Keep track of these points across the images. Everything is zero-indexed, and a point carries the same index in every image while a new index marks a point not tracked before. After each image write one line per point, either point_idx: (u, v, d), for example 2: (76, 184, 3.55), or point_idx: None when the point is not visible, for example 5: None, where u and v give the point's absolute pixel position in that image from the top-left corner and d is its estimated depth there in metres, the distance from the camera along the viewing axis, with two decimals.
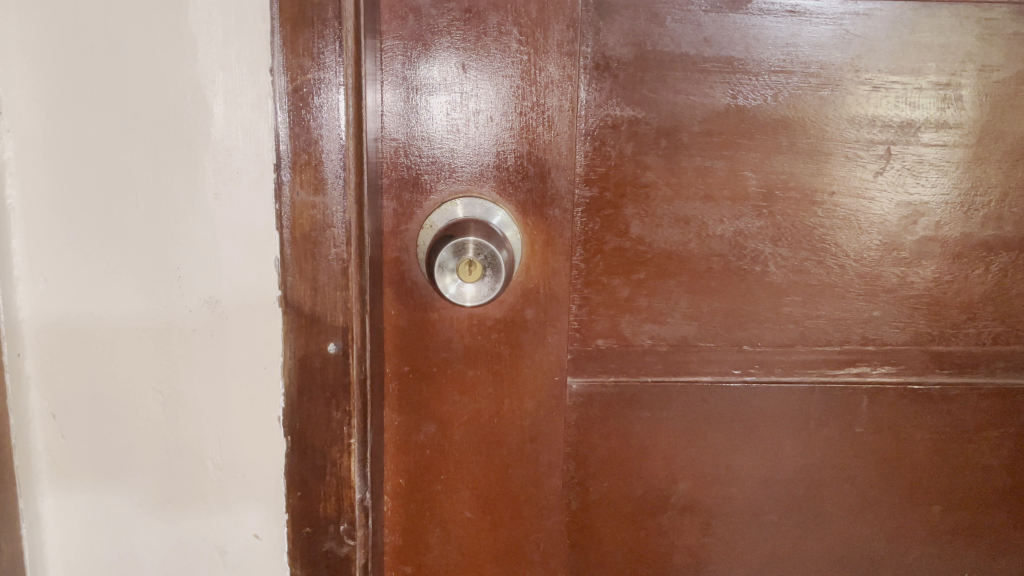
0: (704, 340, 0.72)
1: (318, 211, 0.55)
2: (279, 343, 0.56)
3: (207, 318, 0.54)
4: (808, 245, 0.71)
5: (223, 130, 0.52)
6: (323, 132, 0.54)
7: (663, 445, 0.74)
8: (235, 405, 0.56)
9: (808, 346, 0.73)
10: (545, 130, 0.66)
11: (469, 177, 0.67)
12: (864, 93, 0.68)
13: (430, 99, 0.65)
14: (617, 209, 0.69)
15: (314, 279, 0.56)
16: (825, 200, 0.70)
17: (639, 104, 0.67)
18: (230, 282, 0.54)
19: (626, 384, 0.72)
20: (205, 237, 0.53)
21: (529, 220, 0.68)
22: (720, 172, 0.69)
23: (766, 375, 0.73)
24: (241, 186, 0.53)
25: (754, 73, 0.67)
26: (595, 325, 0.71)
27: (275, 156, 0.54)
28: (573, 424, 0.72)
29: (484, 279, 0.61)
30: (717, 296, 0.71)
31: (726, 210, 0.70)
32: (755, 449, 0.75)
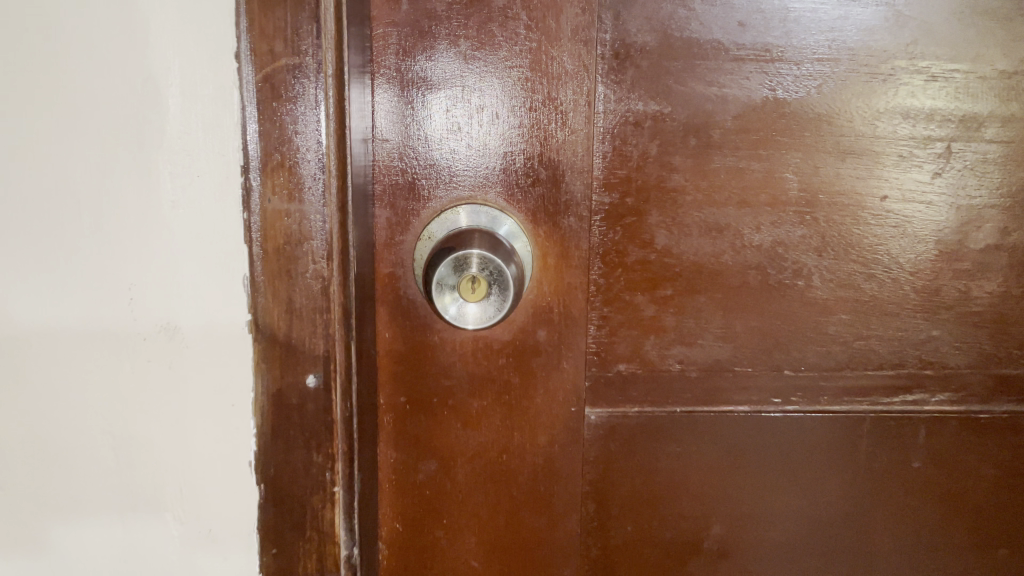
0: (740, 364, 0.64)
1: (293, 219, 0.47)
2: (249, 374, 0.48)
3: (165, 347, 0.46)
4: (856, 255, 0.63)
5: (179, 126, 0.44)
6: (302, 129, 0.46)
7: (694, 483, 0.66)
8: (199, 448, 0.48)
9: (858, 371, 0.64)
10: (559, 129, 0.58)
11: (472, 183, 0.59)
12: (920, 83, 0.60)
13: (429, 95, 0.57)
14: (640, 217, 0.61)
15: (290, 300, 0.48)
16: (876, 205, 0.62)
17: (664, 97, 0.59)
18: (193, 304, 0.46)
19: (651, 414, 0.64)
20: (162, 252, 0.45)
21: (541, 230, 0.60)
22: (758, 174, 0.61)
23: (811, 405, 0.65)
24: (201, 193, 0.45)
25: (795, 61, 0.59)
26: (616, 348, 0.63)
27: (242, 156, 0.45)
28: (593, 461, 0.64)
29: (490, 299, 0.53)
30: (754, 314, 0.63)
31: (765, 217, 0.61)
32: (797, 486, 0.66)
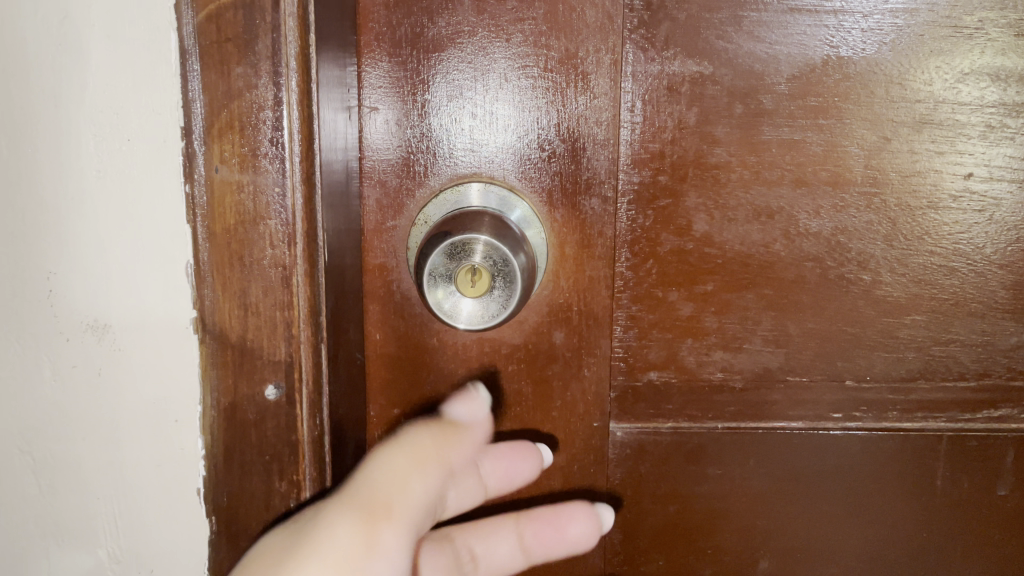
0: (793, 374, 0.54)
1: (246, 194, 0.38)
2: (197, 384, 0.40)
3: (94, 351, 0.38)
4: (934, 245, 0.53)
5: (103, 75, 0.36)
6: (256, 81, 0.37)
7: (738, 513, 0.56)
8: (134, 475, 0.40)
9: (934, 382, 0.55)
10: (578, 93, 0.49)
11: (475, 158, 0.50)
12: (1012, 39, 0.50)
13: (423, 55, 0.48)
14: (675, 199, 0.51)
15: (244, 293, 0.39)
16: (959, 184, 0.52)
17: (705, 56, 0.50)
18: (126, 299, 0.38)
19: (689, 431, 0.54)
20: (88, 232, 0.37)
21: (558, 214, 0.51)
22: (816, 148, 0.51)
23: (878, 422, 0.55)
24: (132, 161, 0.37)
25: (862, 13, 0.49)
26: (646, 353, 0.54)
27: (184, 117, 0.37)
28: (619, 484, 0.55)
29: (493, 293, 0.45)
30: (811, 315, 0.53)
31: (825, 199, 0.52)
32: (859, 517, 0.57)
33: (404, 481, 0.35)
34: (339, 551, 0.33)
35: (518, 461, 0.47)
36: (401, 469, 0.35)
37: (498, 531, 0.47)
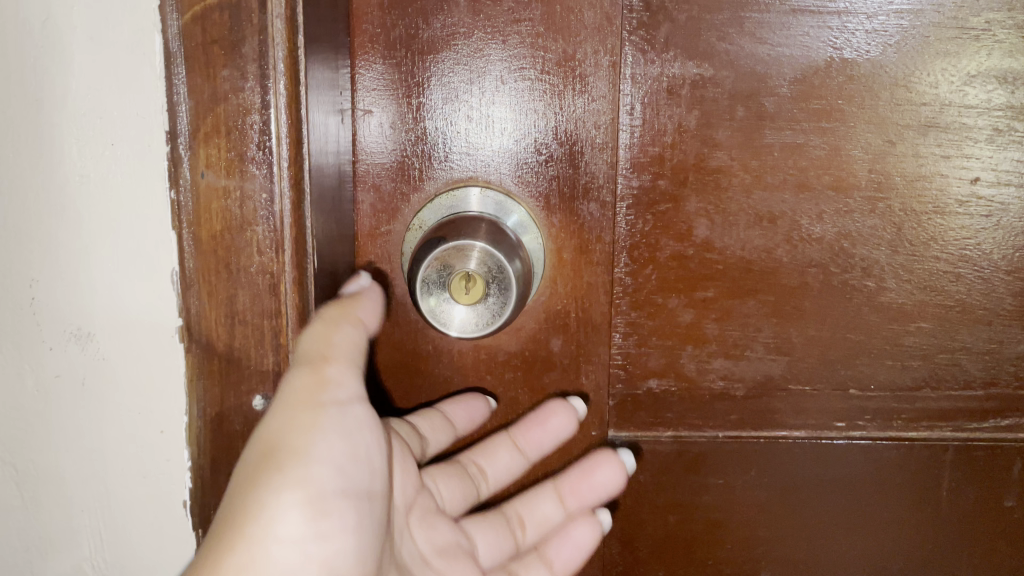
0: (795, 382, 0.53)
1: (233, 200, 0.37)
2: (182, 394, 0.39)
3: (77, 360, 0.37)
4: (940, 251, 0.51)
5: (84, 80, 0.35)
6: (243, 84, 0.35)
7: (739, 523, 0.55)
8: (119, 486, 0.39)
9: (940, 390, 0.53)
10: (576, 96, 0.48)
11: (471, 161, 0.49)
12: (1019, 41, 0.49)
13: (418, 57, 0.47)
14: (675, 204, 0.50)
15: (231, 301, 0.38)
16: (965, 189, 0.51)
17: (706, 58, 0.49)
18: (110, 308, 0.37)
19: (688, 440, 0.53)
20: (71, 238, 0.36)
21: (555, 219, 0.50)
22: (818, 152, 0.50)
23: (882, 432, 0.54)
24: (117, 167, 0.36)
25: (866, 14, 0.48)
26: (645, 360, 0.53)
27: (169, 121, 0.36)
28: (618, 494, 0.54)
29: (487, 302, 0.44)
30: (813, 322, 0.52)
31: (828, 204, 0.51)
32: (863, 528, 0.55)
33: (337, 318, 0.38)
34: (301, 390, 0.36)
35: (471, 402, 0.50)
36: (323, 326, 0.37)
37: (496, 445, 0.51)
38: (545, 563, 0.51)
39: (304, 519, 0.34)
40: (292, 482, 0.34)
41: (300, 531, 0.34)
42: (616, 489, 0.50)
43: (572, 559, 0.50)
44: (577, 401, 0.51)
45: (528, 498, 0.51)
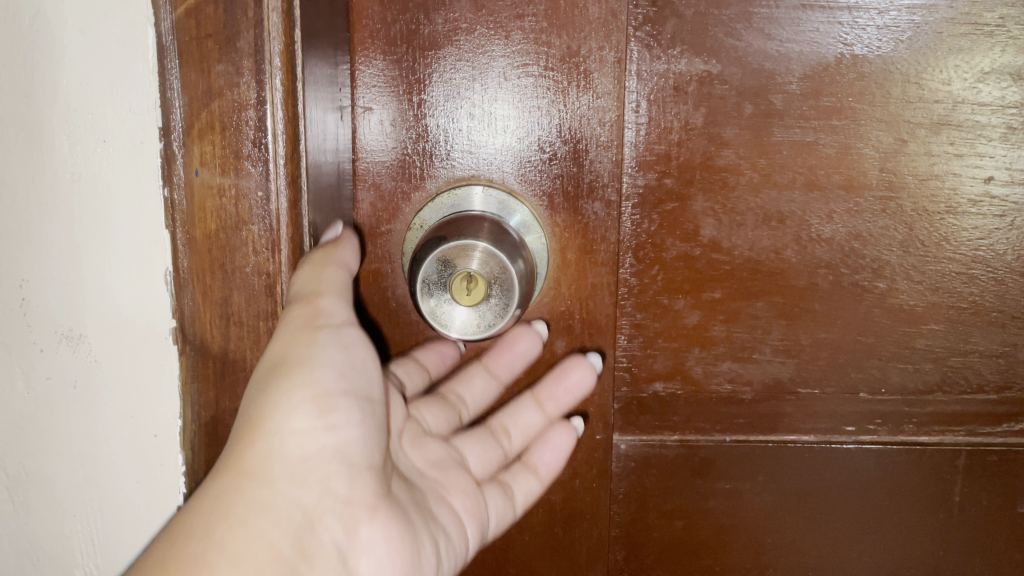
0: (804, 385, 0.52)
1: (228, 198, 0.35)
2: (177, 397, 0.38)
3: (68, 360, 0.37)
4: (952, 251, 0.50)
5: (74, 77, 0.35)
6: (238, 79, 0.34)
7: (747, 529, 0.54)
8: (112, 490, 0.39)
9: (952, 394, 0.52)
10: (580, 93, 0.47)
11: (473, 160, 0.48)
12: None
13: (419, 53, 0.46)
14: (682, 203, 0.49)
15: (226, 302, 0.36)
16: (979, 188, 0.49)
17: (713, 54, 0.48)
18: (100, 309, 0.37)
19: (695, 444, 0.52)
20: (63, 237, 0.36)
21: (559, 218, 0.49)
22: (828, 150, 0.49)
23: (893, 436, 0.53)
24: (107, 167, 0.35)
25: (877, 9, 0.47)
26: (651, 363, 0.52)
27: (162, 117, 0.35)
28: (623, 499, 0.53)
29: (490, 302, 0.43)
30: (823, 324, 0.51)
31: (838, 203, 0.50)
32: (874, 535, 0.54)
33: (325, 259, 0.36)
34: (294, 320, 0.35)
35: (441, 345, 0.49)
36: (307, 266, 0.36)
37: (468, 372, 0.49)
38: (530, 471, 0.49)
39: (312, 416, 0.35)
40: (296, 386, 0.35)
41: (310, 426, 0.35)
42: (588, 389, 0.49)
43: (556, 460, 0.49)
44: (542, 325, 0.49)
45: (506, 408, 0.50)
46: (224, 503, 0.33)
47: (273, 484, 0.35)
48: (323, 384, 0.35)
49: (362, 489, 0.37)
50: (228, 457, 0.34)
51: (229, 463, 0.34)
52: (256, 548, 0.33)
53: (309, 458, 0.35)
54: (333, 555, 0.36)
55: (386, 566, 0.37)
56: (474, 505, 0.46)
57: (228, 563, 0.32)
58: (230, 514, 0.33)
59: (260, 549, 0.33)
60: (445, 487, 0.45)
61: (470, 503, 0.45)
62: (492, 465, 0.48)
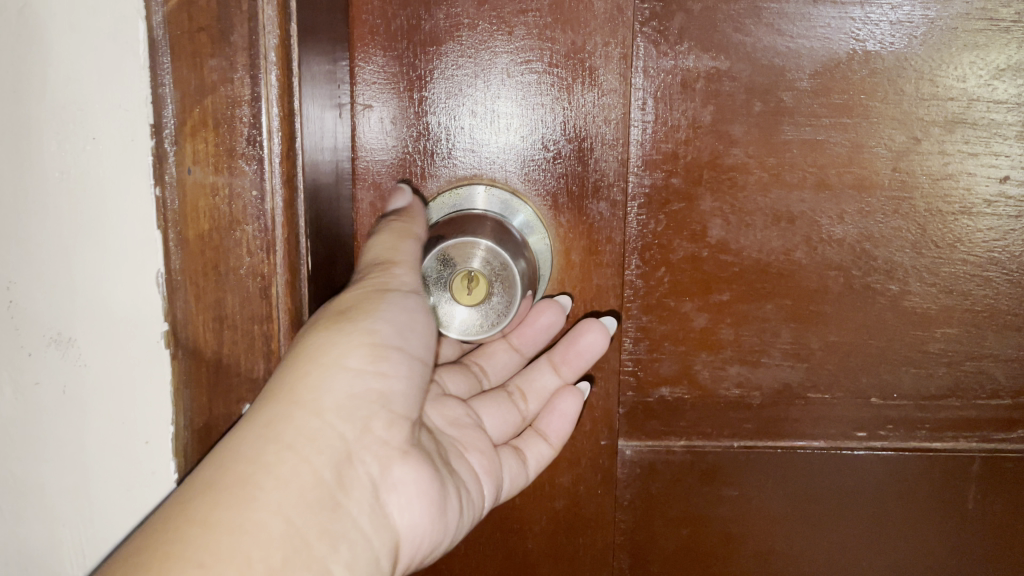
0: (814, 390, 0.51)
1: (221, 198, 0.34)
2: (169, 403, 0.37)
3: (57, 364, 0.36)
4: (967, 253, 0.49)
5: (63, 71, 0.33)
6: (232, 74, 0.33)
7: (755, 537, 0.53)
8: (103, 497, 0.38)
9: (966, 399, 0.51)
10: (585, 90, 0.46)
11: (474, 159, 0.47)
12: None
13: (419, 49, 0.45)
14: (690, 202, 0.48)
15: (219, 306, 0.35)
16: (994, 188, 0.48)
17: (721, 50, 0.46)
18: (91, 313, 0.36)
19: (702, 449, 0.51)
20: (51, 239, 0.35)
21: (563, 219, 0.48)
22: (840, 149, 0.48)
23: (905, 442, 0.51)
24: (97, 165, 0.34)
25: (890, 4, 0.46)
26: (657, 366, 0.50)
27: (153, 113, 0.34)
28: (628, 506, 0.52)
29: (491, 300, 0.42)
30: (833, 328, 0.50)
31: (849, 203, 0.48)
32: (885, 542, 0.53)
33: (406, 232, 0.41)
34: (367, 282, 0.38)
35: None
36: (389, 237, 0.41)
37: (491, 344, 0.51)
38: (541, 436, 0.47)
39: (363, 360, 0.36)
40: (355, 332, 0.36)
41: (362, 369, 0.36)
42: (601, 354, 0.47)
43: (564, 427, 0.47)
44: (564, 298, 0.48)
45: (525, 372, 0.49)
46: (273, 426, 0.33)
47: (320, 414, 0.34)
48: (375, 333, 0.37)
49: (399, 434, 0.37)
50: (276, 385, 0.34)
51: (276, 388, 0.34)
52: (299, 471, 0.33)
53: (357, 397, 0.36)
54: (369, 490, 0.35)
55: (416, 508, 0.37)
56: (490, 462, 0.45)
57: (272, 483, 0.32)
58: (276, 436, 0.33)
59: (303, 474, 0.33)
60: (462, 443, 0.44)
61: (485, 459, 0.45)
62: (507, 427, 0.48)
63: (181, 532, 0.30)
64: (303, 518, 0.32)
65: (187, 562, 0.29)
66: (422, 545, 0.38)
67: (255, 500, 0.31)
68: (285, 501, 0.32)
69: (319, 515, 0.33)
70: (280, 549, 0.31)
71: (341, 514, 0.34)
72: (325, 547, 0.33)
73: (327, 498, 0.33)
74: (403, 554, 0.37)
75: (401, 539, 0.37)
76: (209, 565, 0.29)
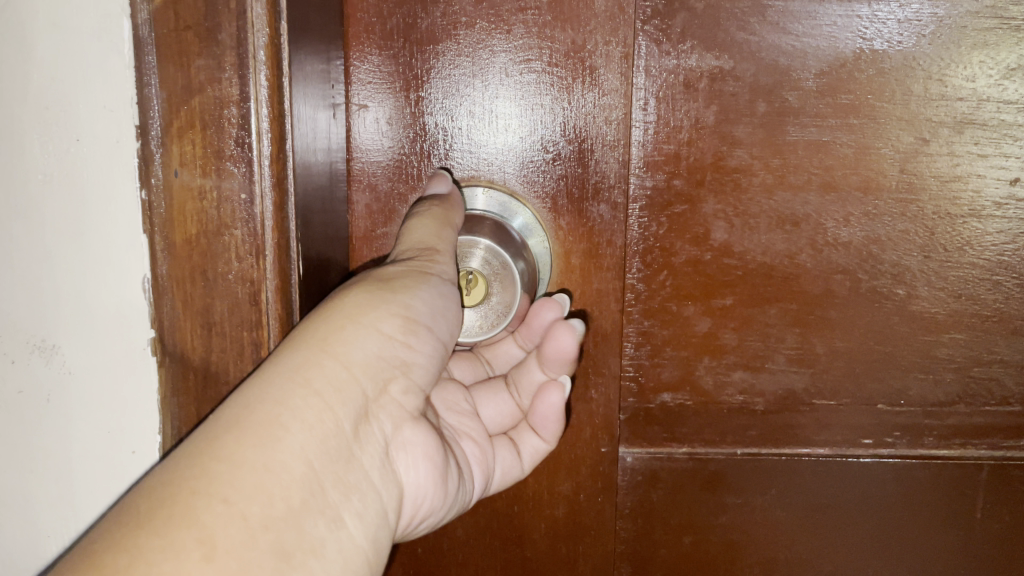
0: (819, 397, 0.50)
1: (209, 201, 0.33)
2: (157, 412, 0.36)
3: (41, 371, 0.36)
4: (976, 256, 0.48)
5: (46, 73, 0.33)
6: (220, 74, 0.32)
7: (758, 545, 0.52)
8: (91, 507, 0.37)
9: (975, 406, 0.50)
10: (585, 90, 0.45)
11: (473, 159, 0.46)
12: None
13: (416, 48, 0.44)
14: (692, 205, 0.47)
15: (208, 312, 0.34)
16: (1005, 190, 0.47)
17: (725, 49, 0.45)
18: (74, 320, 0.35)
19: (705, 457, 0.50)
20: (33, 244, 0.35)
21: (563, 221, 0.47)
22: (847, 150, 0.46)
23: (913, 450, 0.50)
24: (82, 171, 0.34)
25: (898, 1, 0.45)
26: (659, 372, 0.49)
27: (139, 114, 0.33)
28: (629, 514, 0.51)
29: (491, 299, 0.42)
30: (839, 333, 0.49)
31: (855, 206, 0.47)
32: (891, 552, 0.52)
33: (447, 220, 0.39)
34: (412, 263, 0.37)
35: None
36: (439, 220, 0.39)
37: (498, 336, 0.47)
38: (534, 431, 0.43)
39: (396, 326, 0.34)
40: (394, 301, 0.34)
41: (395, 336, 0.34)
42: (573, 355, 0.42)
43: (553, 426, 0.43)
44: (560, 296, 0.44)
45: None
46: (302, 371, 0.30)
47: (350, 366, 0.32)
48: (409, 303, 0.35)
49: (412, 400, 0.35)
50: (308, 332, 0.32)
51: (308, 335, 0.32)
52: (326, 418, 0.30)
53: (383, 356, 0.33)
54: (381, 446, 0.33)
55: (422, 469, 0.35)
56: (483, 452, 0.42)
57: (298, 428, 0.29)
58: (306, 381, 0.30)
59: (326, 422, 0.30)
60: (457, 430, 0.41)
61: (480, 448, 0.42)
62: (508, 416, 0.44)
63: (203, 466, 0.27)
64: (323, 467, 0.30)
65: (211, 499, 0.26)
66: (423, 507, 0.36)
67: (280, 442, 0.29)
68: (309, 446, 0.29)
69: (337, 465, 0.30)
70: (299, 492, 0.29)
71: (357, 467, 0.31)
72: (338, 497, 0.30)
73: (345, 449, 0.31)
74: (405, 513, 0.35)
75: (405, 496, 0.34)
76: (233, 502, 0.27)
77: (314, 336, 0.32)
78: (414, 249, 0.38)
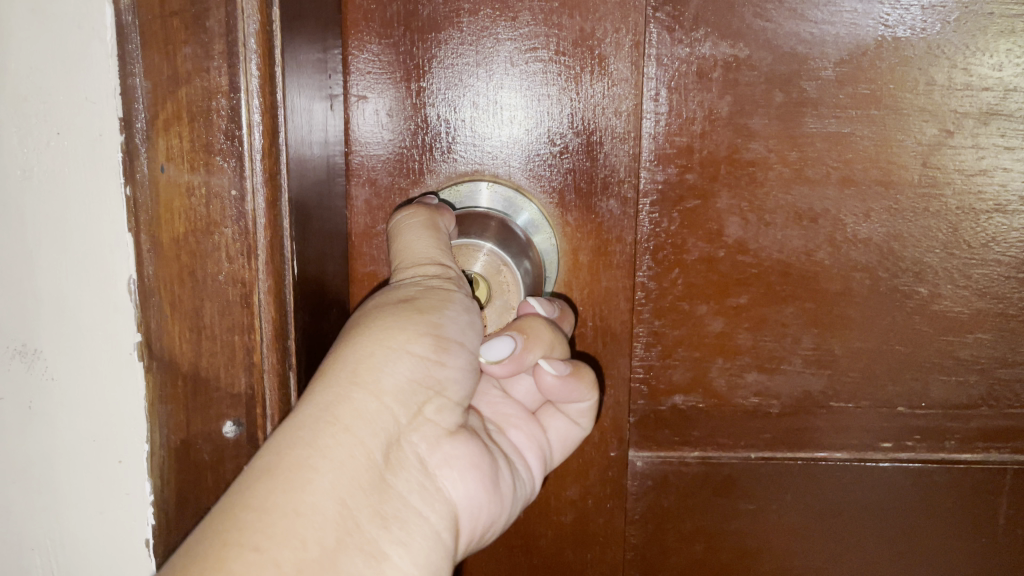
0: (837, 399, 0.48)
1: (197, 198, 0.31)
2: (143, 419, 0.34)
3: (21, 378, 0.34)
4: (1001, 253, 0.46)
5: (23, 62, 0.31)
6: (207, 63, 0.30)
7: (772, 552, 0.50)
8: (78, 517, 0.36)
9: (998, 408, 0.48)
10: (593, 80, 0.43)
11: (477, 153, 0.44)
12: None
13: (418, 36, 0.42)
14: (705, 200, 0.45)
15: (197, 315, 0.32)
16: None
17: (740, 37, 0.43)
18: (56, 323, 0.33)
19: (718, 461, 0.48)
20: (11, 244, 0.33)
21: (570, 217, 0.45)
22: (867, 143, 0.44)
23: (933, 454, 0.48)
24: (62, 165, 0.32)
25: None
26: (670, 374, 0.47)
27: (122, 105, 0.31)
28: (639, 519, 0.49)
29: (493, 305, 0.41)
30: (858, 333, 0.47)
31: (876, 201, 0.45)
32: (910, 558, 0.50)
33: (435, 223, 0.37)
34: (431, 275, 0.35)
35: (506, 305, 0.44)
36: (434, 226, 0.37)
37: None
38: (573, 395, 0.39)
39: (427, 346, 0.32)
40: (422, 321, 0.33)
41: (427, 357, 0.32)
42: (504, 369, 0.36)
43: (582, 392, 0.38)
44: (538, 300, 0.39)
45: None
46: (330, 407, 0.30)
47: (381, 395, 0.31)
48: (437, 320, 0.33)
49: (450, 416, 0.33)
50: (335, 365, 0.31)
51: (337, 370, 0.31)
52: (358, 452, 0.29)
53: (416, 380, 0.32)
54: (421, 467, 0.32)
55: (471, 482, 0.33)
56: (531, 434, 0.39)
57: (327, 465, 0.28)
58: (334, 417, 0.30)
59: (357, 455, 0.29)
60: (498, 421, 0.39)
61: (527, 433, 0.39)
62: None
63: (232, 518, 0.26)
64: (358, 500, 0.29)
65: (241, 548, 0.26)
66: (481, 523, 0.34)
67: (310, 482, 0.28)
68: (340, 483, 0.28)
69: (373, 498, 0.29)
70: (333, 531, 0.28)
71: (394, 496, 0.30)
72: (377, 529, 0.29)
73: (379, 479, 0.30)
74: (464, 531, 0.33)
75: (460, 513, 0.33)
76: (265, 549, 0.26)
77: (341, 371, 0.31)
78: (427, 261, 0.35)
